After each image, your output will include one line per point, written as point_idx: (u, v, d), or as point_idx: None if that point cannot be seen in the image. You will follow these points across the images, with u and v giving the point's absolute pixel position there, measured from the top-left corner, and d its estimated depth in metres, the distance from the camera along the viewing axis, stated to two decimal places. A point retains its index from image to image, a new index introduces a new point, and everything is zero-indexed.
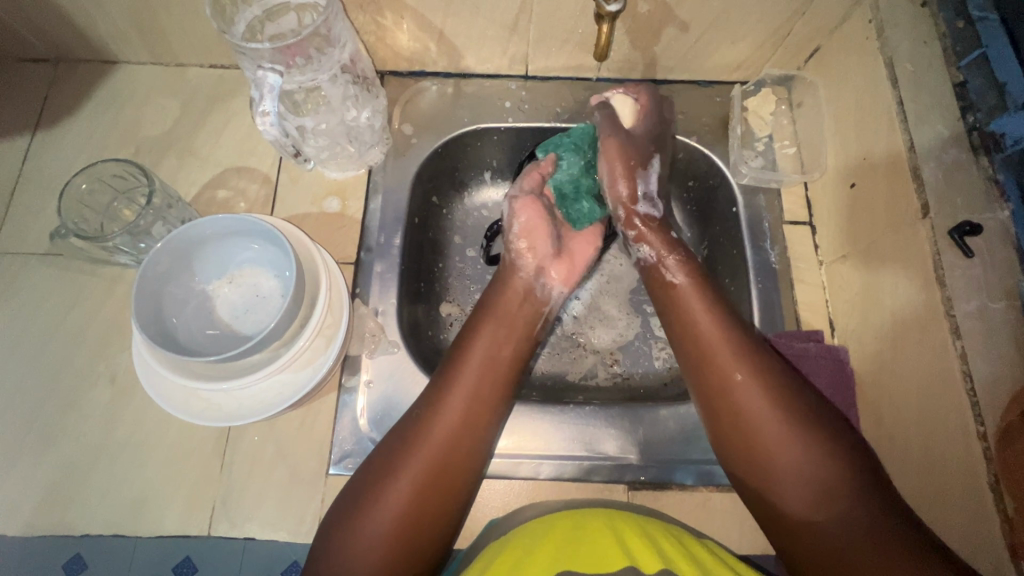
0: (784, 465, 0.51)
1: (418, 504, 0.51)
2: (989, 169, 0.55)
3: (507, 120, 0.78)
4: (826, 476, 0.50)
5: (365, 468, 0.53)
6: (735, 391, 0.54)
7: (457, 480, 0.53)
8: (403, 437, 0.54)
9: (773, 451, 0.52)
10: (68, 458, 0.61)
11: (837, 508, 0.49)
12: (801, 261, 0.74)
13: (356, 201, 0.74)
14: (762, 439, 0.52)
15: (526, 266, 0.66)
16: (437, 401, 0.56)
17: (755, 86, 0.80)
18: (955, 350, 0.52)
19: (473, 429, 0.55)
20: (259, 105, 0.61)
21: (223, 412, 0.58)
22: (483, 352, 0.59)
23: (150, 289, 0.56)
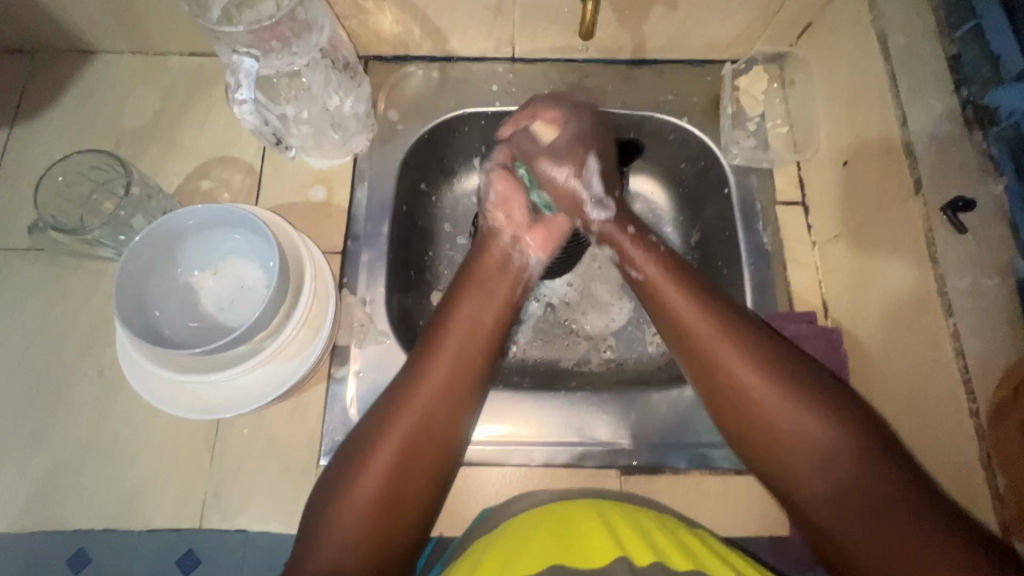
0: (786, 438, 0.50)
1: (398, 480, 0.50)
2: (983, 143, 0.53)
3: (494, 104, 0.77)
4: (832, 443, 0.48)
5: (346, 449, 0.52)
6: (736, 354, 0.52)
7: (435, 456, 0.53)
8: (380, 413, 0.53)
9: (774, 416, 0.50)
10: (57, 454, 0.61)
11: (833, 468, 0.48)
12: (794, 242, 0.73)
13: (342, 189, 0.73)
14: (760, 406, 0.51)
15: (502, 234, 0.66)
16: (414, 376, 0.54)
17: (747, 64, 0.79)
18: (948, 327, 0.51)
19: (453, 405, 0.54)
20: (235, 92, 0.65)
21: (211, 404, 0.58)
22: (461, 325, 0.58)
23: (132, 282, 0.55)
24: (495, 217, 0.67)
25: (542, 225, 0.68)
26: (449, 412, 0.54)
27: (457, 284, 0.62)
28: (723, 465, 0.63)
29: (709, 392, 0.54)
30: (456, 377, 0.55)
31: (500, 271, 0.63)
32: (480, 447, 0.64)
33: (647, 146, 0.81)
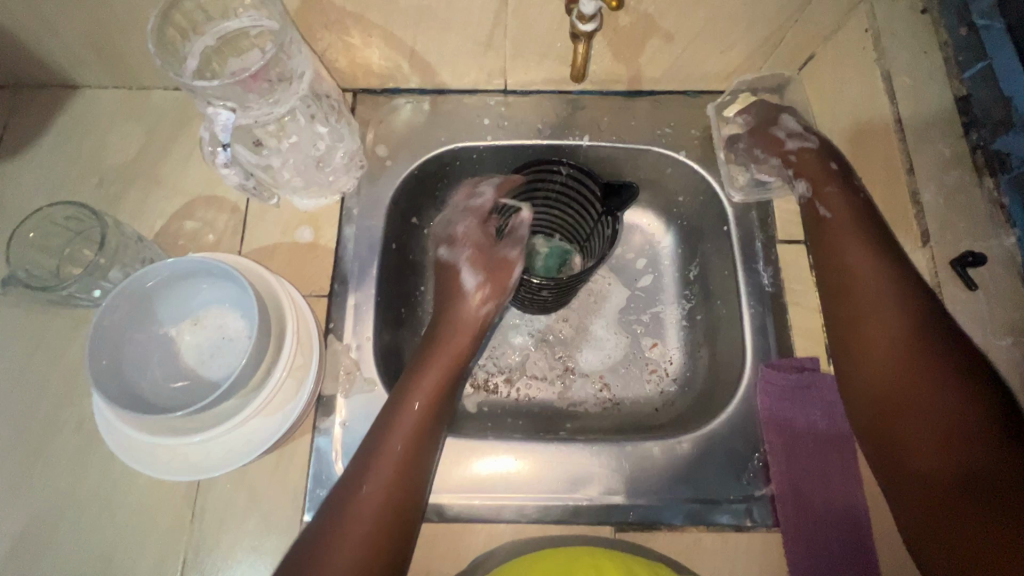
0: (916, 396, 0.49)
1: (367, 559, 0.50)
2: (995, 191, 0.54)
3: (486, 138, 0.75)
4: (928, 377, 0.49)
5: (307, 533, 0.52)
6: (873, 282, 0.54)
7: (403, 521, 0.54)
8: (345, 490, 0.53)
9: (881, 350, 0.52)
10: (36, 509, 0.59)
11: (956, 425, 0.46)
12: (797, 283, 0.69)
13: (329, 229, 0.70)
14: (881, 343, 0.52)
15: (445, 250, 0.74)
16: (377, 443, 0.56)
17: (731, 95, 0.75)
18: None
19: (416, 462, 0.56)
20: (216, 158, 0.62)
21: (191, 464, 0.56)
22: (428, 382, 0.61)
23: (107, 341, 0.53)
24: (462, 228, 0.73)
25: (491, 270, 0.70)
26: (410, 480, 0.55)
27: (431, 338, 0.66)
28: (721, 521, 0.61)
29: (856, 312, 0.55)
30: (419, 442, 0.57)
31: (469, 330, 0.67)
32: (470, 503, 0.62)
33: (645, 179, 0.79)
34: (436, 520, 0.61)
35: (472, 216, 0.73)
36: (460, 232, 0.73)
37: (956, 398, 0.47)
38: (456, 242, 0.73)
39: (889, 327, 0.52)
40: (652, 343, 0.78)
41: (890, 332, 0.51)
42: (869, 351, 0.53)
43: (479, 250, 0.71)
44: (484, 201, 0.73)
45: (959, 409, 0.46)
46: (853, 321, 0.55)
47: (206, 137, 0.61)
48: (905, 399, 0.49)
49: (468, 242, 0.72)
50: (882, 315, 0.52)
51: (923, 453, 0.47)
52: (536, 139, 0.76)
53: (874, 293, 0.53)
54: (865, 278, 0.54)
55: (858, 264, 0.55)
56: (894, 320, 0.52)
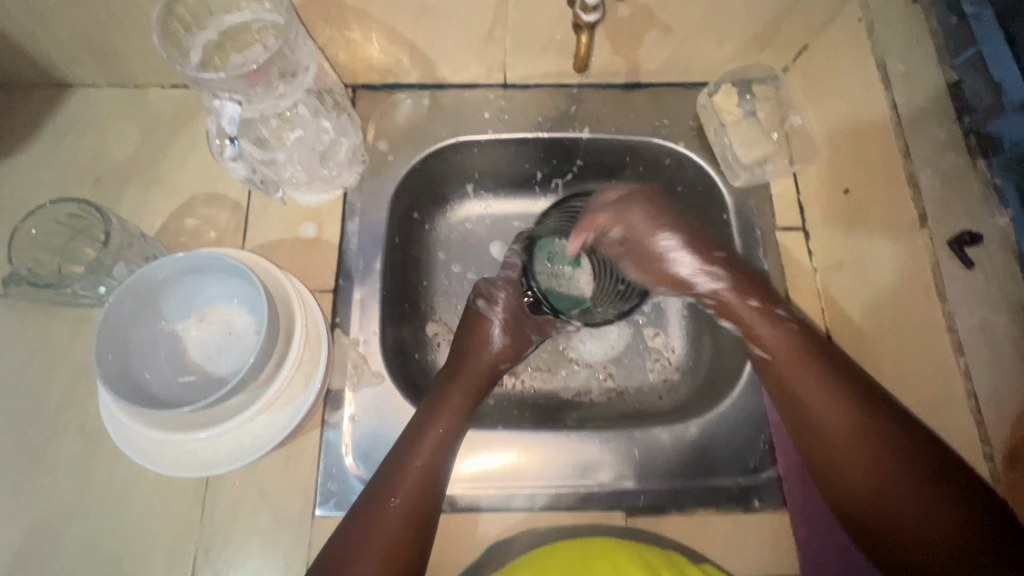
0: (878, 488, 0.51)
1: (386, 570, 0.52)
2: (987, 173, 0.52)
3: (487, 133, 0.76)
4: (887, 478, 0.51)
5: (336, 538, 0.53)
6: (817, 388, 0.56)
7: (421, 533, 0.55)
8: (371, 496, 0.56)
9: (844, 459, 0.53)
10: (41, 511, 0.58)
11: (931, 519, 0.48)
12: (796, 269, 0.71)
13: (332, 224, 0.70)
14: (840, 455, 0.53)
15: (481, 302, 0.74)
16: (402, 451, 0.58)
17: (715, 85, 0.75)
18: (959, 366, 0.51)
19: (438, 471, 0.58)
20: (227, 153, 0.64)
21: (199, 460, 0.56)
22: (457, 395, 0.64)
23: (114, 336, 0.52)
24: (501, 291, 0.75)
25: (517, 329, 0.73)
26: (431, 490, 0.57)
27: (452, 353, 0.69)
28: (729, 503, 0.62)
29: (809, 422, 0.56)
30: (442, 452, 0.59)
31: (480, 367, 0.68)
32: (482, 492, 0.62)
33: (644, 170, 0.80)
34: (448, 510, 0.61)
35: (507, 286, 0.75)
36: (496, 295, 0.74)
37: (908, 480, 0.50)
38: (493, 299, 0.74)
39: (843, 437, 0.53)
40: (654, 333, 0.79)
41: (835, 422, 0.54)
42: (829, 460, 0.54)
43: (508, 325, 0.72)
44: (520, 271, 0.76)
45: (928, 505, 0.49)
46: (809, 432, 0.56)
47: (216, 132, 0.65)
48: (872, 492, 0.51)
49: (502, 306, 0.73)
50: (826, 401, 0.55)
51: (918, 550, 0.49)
52: (536, 132, 0.76)
53: (818, 402, 0.55)
54: (804, 382, 0.56)
55: (801, 379, 0.57)
56: (847, 431, 0.53)
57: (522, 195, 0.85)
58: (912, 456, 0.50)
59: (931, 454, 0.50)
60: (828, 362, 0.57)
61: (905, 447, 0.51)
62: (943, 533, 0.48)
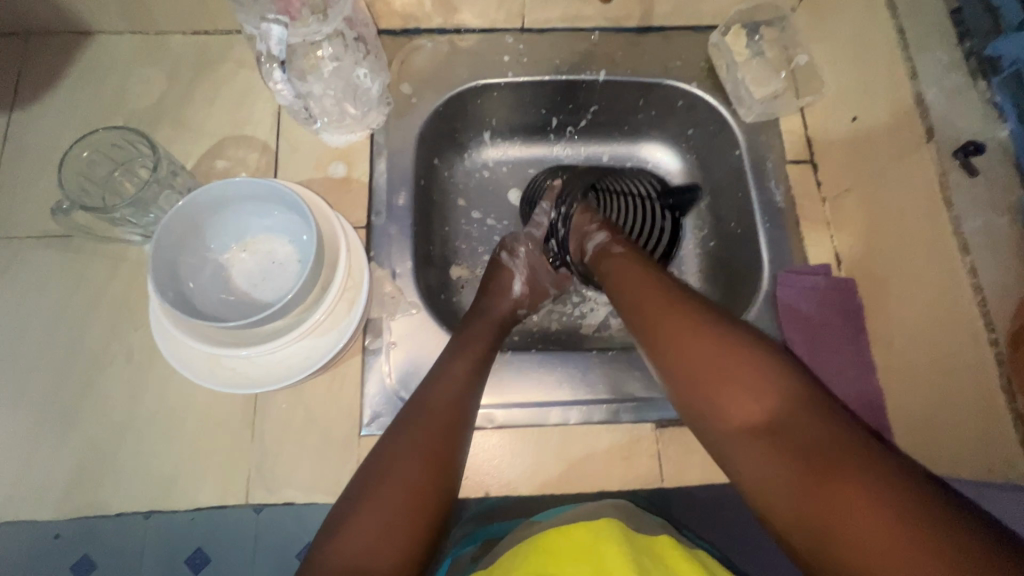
0: (794, 427, 0.46)
1: (422, 481, 0.51)
2: (987, 91, 0.58)
3: (506, 75, 0.78)
4: (783, 413, 0.47)
5: (374, 457, 0.53)
6: (699, 334, 0.53)
7: (452, 449, 0.55)
8: (404, 419, 0.56)
9: (727, 402, 0.49)
10: (95, 438, 0.60)
11: (830, 446, 0.44)
12: (806, 199, 0.74)
13: (361, 164, 0.72)
14: (729, 413, 0.49)
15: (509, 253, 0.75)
16: (433, 376, 0.59)
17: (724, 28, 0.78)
18: (963, 263, 0.56)
19: (467, 393, 0.59)
20: (273, 78, 0.66)
21: (250, 379, 0.58)
22: (480, 330, 0.65)
23: (167, 255, 0.54)
24: (524, 245, 0.76)
25: (538, 278, 0.74)
26: (459, 411, 0.57)
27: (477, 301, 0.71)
28: None
29: (687, 373, 0.52)
30: (468, 379, 0.60)
31: (490, 333, 0.66)
32: (517, 410, 0.65)
33: (656, 113, 0.83)
34: (487, 427, 0.64)
35: (531, 243, 0.76)
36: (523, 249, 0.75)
37: (802, 404, 0.47)
38: (518, 253, 0.75)
39: (739, 382, 0.49)
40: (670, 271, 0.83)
41: (744, 420, 0.48)
42: (702, 408, 0.51)
43: (528, 276, 0.73)
44: (544, 220, 0.76)
45: (826, 430, 0.45)
46: (687, 385, 0.52)
47: (263, 53, 0.65)
48: (780, 432, 0.46)
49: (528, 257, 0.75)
50: (743, 408, 0.48)
51: (805, 511, 0.43)
52: (554, 75, 0.78)
53: (717, 376, 0.50)
54: (733, 399, 0.49)
55: (689, 351, 0.52)
56: (723, 370, 0.50)
57: (538, 142, 0.88)
58: (823, 439, 0.44)
59: (883, 461, 0.42)
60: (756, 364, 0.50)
61: (803, 406, 0.47)
62: (820, 457, 0.44)
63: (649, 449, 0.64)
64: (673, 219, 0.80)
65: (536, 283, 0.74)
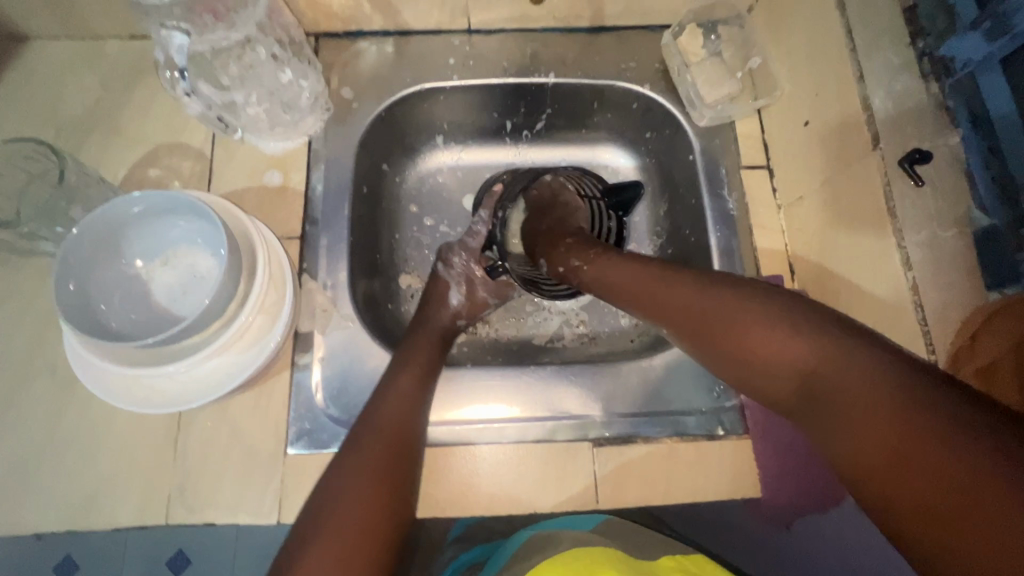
0: (777, 342, 0.43)
1: (378, 501, 0.50)
2: (940, 96, 0.55)
3: (452, 78, 0.75)
4: (806, 353, 0.41)
5: (323, 481, 0.51)
6: (727, 286, 0.48)
7: (407, 467, 0.54)
8: (353, 438, 0.54)
9: (759, 346, 0.44)
10: (13, 456, 0.59)
11: (838, 366, 0.38)
12: (762, 206, 0.71)
13: (297, 172, 0.70)
14: (755, 350, 0.44)
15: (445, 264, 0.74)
16: (380, 393, 0.58)
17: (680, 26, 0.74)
18: (906, 280, 0.53)
19: (417, 408, 0.58)
20: (180, 86, 0.66)
21: (167, 398, 0.56)
22: (425, 342, 0.64)
23: (75, 274, 0.52)
24: (460, 255, 0.75)
25: (476, 286, 0.73)
26: (411, 428, 0.56)
27: (418, 314, 0.69)
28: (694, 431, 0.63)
29: (695, 320, 0.49)
30: (416, 394, 0.59)
31: (432, 347, 0.64)
32: (452, 429, 0.63)
33: (611, 116, 0.80)
34: None
35: (467, 252, 0.75)
36: (460, 259, 0.75)
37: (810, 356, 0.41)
38: (452, 263, 0.74)
39: (759, 330, 0.44)
40: None
41: (774, 359, 0.43)
42: (743, 359, 0.45)
43: (466, 288, 0.72)
44: (481, 229, 0.76)
45: (857, 355, 0.38)
46: (705, 331, 0.48)
47: (165, 61, 0.67)
48: (841, 384, 0.38)
49: (464, 268, 0.74)
50: (772, 348, 0.43)
51: (846, 395, 0.37)
52: (502, 78, 0.76)
53: (750, 320, 0.45)
54: (758, 340, 0.44)
55: (687, 295, 0.50)
56: (748, 308, 0.46)
57: (491, 147, 0.85)
58: (863, 384, 0.36)
59: (892, 377, 0.35)
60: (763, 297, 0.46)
61: (833, 346, 0.40)
62: (862, 378, 0.37)
63: (586, 468, 0.62)
64: (619, 219, 0.73)
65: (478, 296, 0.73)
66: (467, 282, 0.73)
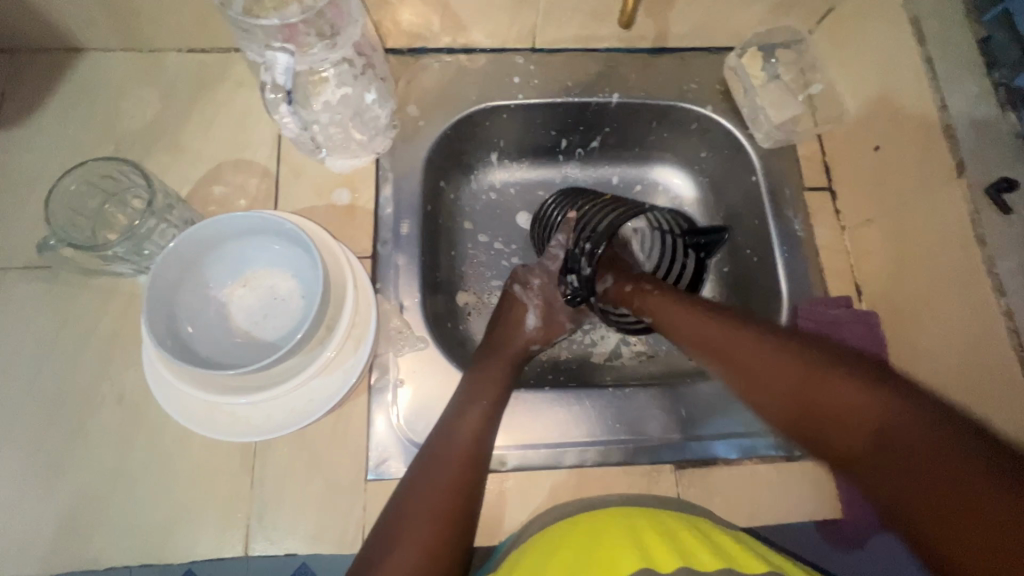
0: (832, 388, 0.46)
1: (439, 533, 0.50)
2: (1016, 123, 0.56)
3: (516, 97, 0.75)
4: (865, 401, 0.44)
5: (391, 507, 0.52)
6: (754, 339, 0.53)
7: (470, 497, 0.53)
8: (423, 462, 0.54)
9: (805, 392, 0.48)
10: (82, 487, 0.56)
11: (875, 415, 0.43)
12: (825, 228, 0.72)
13: (366, 190, 0.69)
14: (801, 391, 0.48)
15: (521, 287, 0.72)
16: (453, 417, 0.57)
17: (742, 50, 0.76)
18: (1000, 308, 0.53)
19: (485, 435, 0.57)
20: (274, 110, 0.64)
21: (252, 426, 0.54)
22: (498, 361, 0.64)
23: (163, 296, 0.51)
24: (537, 278, 0.72)
25: (552, 311, 0.71)
26: (478, 456, 0.56)
27: (489, 331, 0.70)
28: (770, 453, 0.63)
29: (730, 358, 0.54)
30: (486, 420, 0.58)
31: (506, 368, 0.64)
32: (529, 453, 0.62)
33: (669, 135, 0.81)
34: (501, 470, 0.61)
35: (546, 276, 0.72)
36: (537, 283, 0.72)
37: (866, 404, 0.44)
38: (529, 287, 0.72)
39: (799, 375, 0.49)
40: None
41: (845, 418, 0.45)
42: (800, 403, 0.48)
43: (544, 311, 0.70)
44: (556, 251, 0.71)
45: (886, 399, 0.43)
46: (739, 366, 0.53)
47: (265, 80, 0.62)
48: (855, 423, 0.44)
49: (541, 292, 0.71)
50: (837, 396, 0.45)
51: (887, 447, 0.41)
52: (565, 97, 0.76)
53: (768, 367, 0.51)
54: (827, 392, 0.46)
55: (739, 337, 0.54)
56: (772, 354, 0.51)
57: (546, 164, 0.85)
58: (931, 442, 0.39)
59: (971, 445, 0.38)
60: (842, 369, 0.47)
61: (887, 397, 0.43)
62: (900, 421, 0.41)
63: (669, 490, 0.61)
64: (697, 258, 0.74)
65: (552, 318, 0.71)
66: (542, 301, 0.71)
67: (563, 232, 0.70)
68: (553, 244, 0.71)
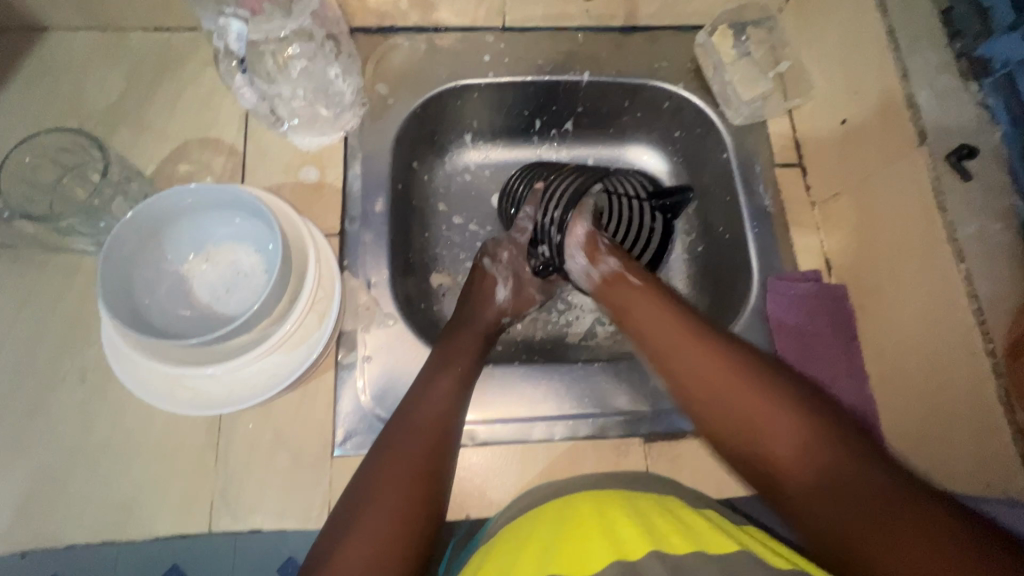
0: (718, 367, 0.51)
1: (412, 502, 0.49)
2: (979, 94, 0.57)
3: (487, 76, 0.75)
4: (751, 384, 0.49)
5: (357, 481, 0.50)
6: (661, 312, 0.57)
7: (441, 468, 0.52)
8: (392, 434, 0.53)
9: (701, 371, 0.52)
10: (42, 465, 0.56)
11: (766, 391, 0.48)
12: (796, 204, 0.72)
13: (334, 168, 0.69)
14: (698, 368, 0.52)
15: (492, 261, 0.72)
16: (421, 389, 0.57)
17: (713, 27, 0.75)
18: (960, 273, 0.53)
19: (455, 408, 0.57)
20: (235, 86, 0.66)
21: (212, 400, 0.54)
22: (468, 337, 0.63)
23: (120, 267, 0.50)
24: (507, 250, 0.72)
25: (522, 285, 0.71)
26: (449, 427, 0.55)
27: (458, 309, 0.68)
28: None
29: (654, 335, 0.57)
30: (455, 391, 0.57)
31: (476, 344, 0.63)
32: (496, 426, 0.62)
33: (641, 115, 0.81)
34: (469, 444, 0.61)
35: (515, 248, 0.72)
36: (508, 255, 0.72)
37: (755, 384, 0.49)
38: (499, 259, 0.72)
39: (701, 355, 0.53)
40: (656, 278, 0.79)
41: (725, 387, 0.50)
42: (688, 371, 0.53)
43: (515, 284, 0.71)
44: (525, 224, 0.72)
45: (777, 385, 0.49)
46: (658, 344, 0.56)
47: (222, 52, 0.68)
48: (751, 401, 0.48)
49: (510, 266, 0.71)
50: (720, 371, 0.51)
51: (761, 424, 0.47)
52: (536, 76, 0.76)
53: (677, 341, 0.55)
54: (714, 366, 0.52)
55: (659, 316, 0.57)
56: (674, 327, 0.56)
57: (520, 146, 0.85)
58: (816, 426, 0.46)
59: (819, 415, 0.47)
60: (730, 345, 0.52)
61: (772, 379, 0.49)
62: (790, 405, 0.47)
63: (638, 463, 0.61)
64: (663, 220, 0.75)
65: (523, 291, 0.71)
66: (513, 275, 0.71)
67: (531, 207, 0.71)
68: (522, 215, 0.72)
